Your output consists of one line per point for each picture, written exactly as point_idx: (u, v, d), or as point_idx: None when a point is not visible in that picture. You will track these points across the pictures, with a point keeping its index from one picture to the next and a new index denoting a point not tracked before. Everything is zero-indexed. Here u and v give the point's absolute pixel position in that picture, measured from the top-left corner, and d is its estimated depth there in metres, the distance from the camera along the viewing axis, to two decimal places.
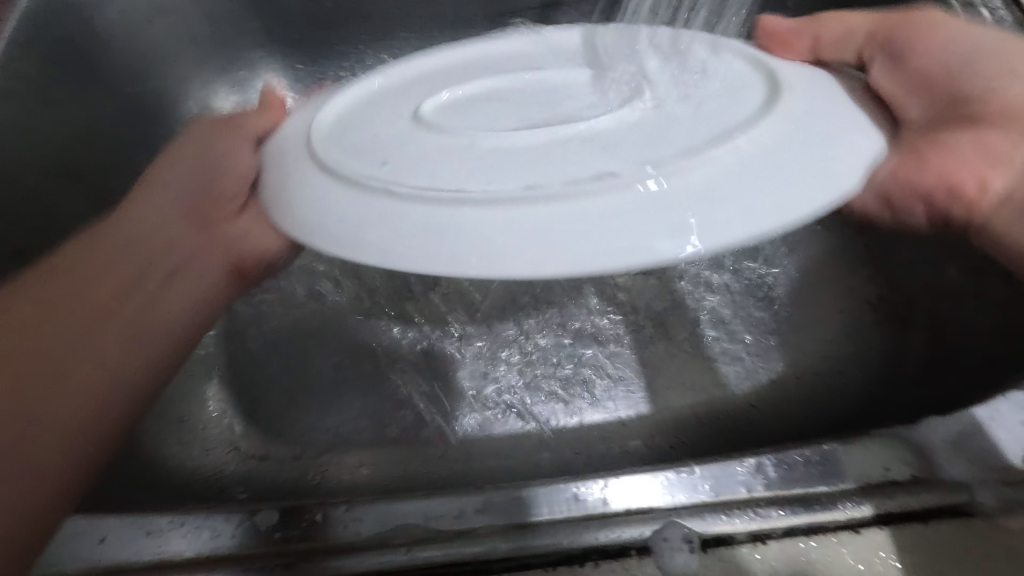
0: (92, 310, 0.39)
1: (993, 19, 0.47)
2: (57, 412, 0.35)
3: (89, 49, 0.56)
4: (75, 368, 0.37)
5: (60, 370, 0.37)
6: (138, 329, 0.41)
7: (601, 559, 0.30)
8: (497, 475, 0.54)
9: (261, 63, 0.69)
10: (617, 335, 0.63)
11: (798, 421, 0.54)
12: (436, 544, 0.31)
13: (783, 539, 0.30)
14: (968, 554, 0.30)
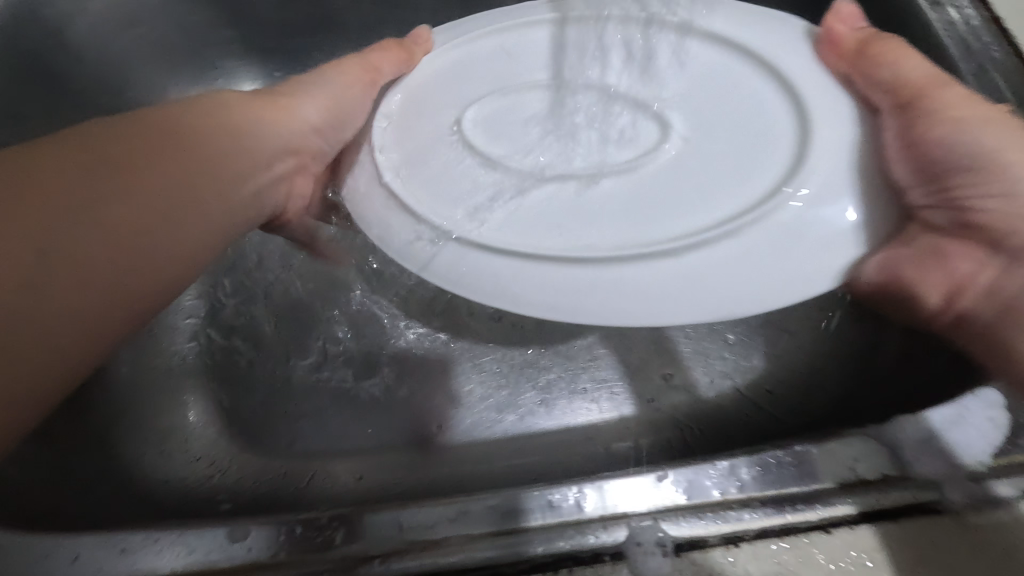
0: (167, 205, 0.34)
1: (959, 20, 0.47)
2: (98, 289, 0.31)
3: (60, 61, 0.55)
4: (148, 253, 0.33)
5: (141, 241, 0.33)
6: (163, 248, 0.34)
7: (575, 565, 0.30)
8: (482, 479, 0.54)
9: (237, 72, 0.69)
10: (601, 339, 0.63)
11: (780, 419, 0.55)
12: (411, 554, 0.31)
13: (756, 541, 0.31)
14: (936, 549, 0.30)
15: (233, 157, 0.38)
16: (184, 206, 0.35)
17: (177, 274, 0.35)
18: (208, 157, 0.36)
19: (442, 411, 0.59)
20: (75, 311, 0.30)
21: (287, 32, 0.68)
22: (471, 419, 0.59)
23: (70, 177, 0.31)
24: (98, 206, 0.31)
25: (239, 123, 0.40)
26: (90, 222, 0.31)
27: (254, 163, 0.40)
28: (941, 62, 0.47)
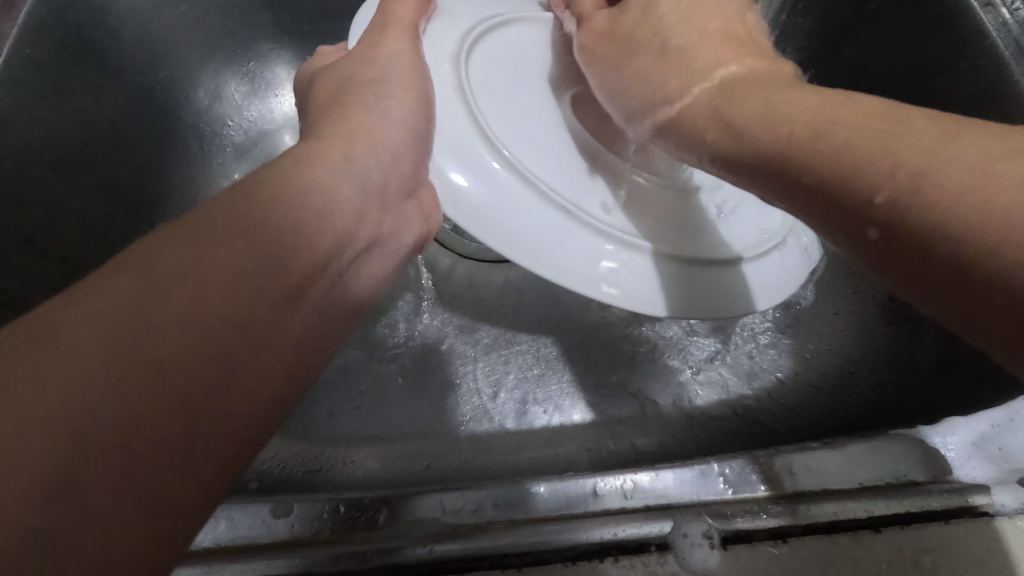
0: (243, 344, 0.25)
1: (1012, 20, 0.46)
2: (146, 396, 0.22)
3: (101, 36, 0.56)
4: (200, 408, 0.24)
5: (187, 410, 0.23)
6: (267, 356, 0.26)
7: (620, 555, 0.30)
8: (507, 470, 0.54)
9: (272, 55, 0.69)
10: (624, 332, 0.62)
11: (809, 421, 0.55)
12: (453, 538, 0.31)
13: (804, 537, 0.30)
14: (989, 554, 0.30)
15: (348, 199, 0.32)
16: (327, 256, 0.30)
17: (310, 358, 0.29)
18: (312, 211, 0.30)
19: (466, 402, 0.59)
20: (251, 376, 0.26)
21: (324, 17, 0.68)
22: (496, 410, 0.59)
23: (254, 273, 0.26)
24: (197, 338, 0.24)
25: (339, 159, 0.33)
26: (154, 341, 0.23)
27: (384, 198, 0.35)
28: (990, 63, 0.46)
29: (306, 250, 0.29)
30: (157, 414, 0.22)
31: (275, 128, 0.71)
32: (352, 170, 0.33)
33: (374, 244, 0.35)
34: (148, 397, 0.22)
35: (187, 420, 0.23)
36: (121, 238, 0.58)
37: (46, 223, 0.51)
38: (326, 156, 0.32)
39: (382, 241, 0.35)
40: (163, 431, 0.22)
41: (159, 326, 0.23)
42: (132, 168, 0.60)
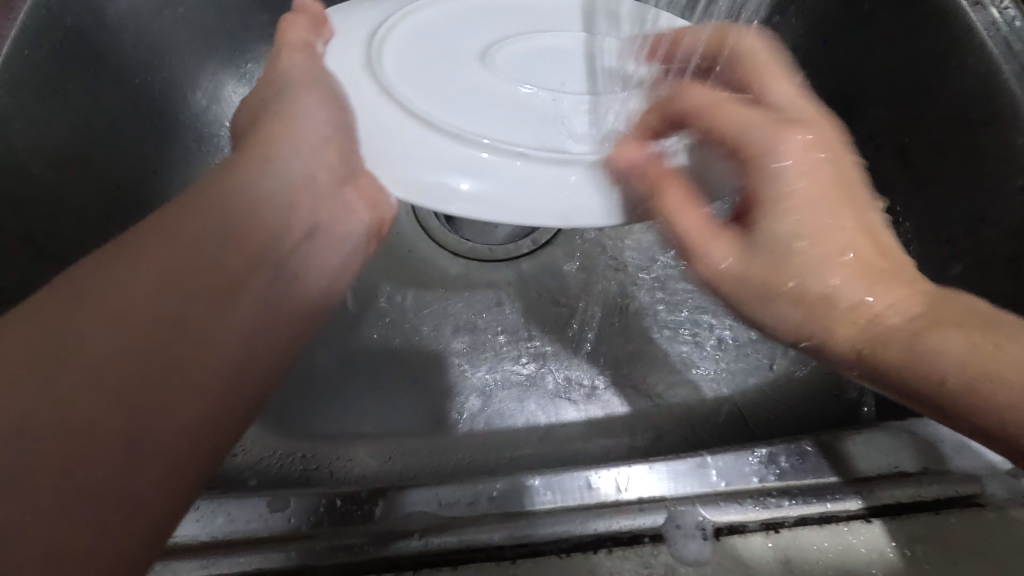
0: (183, 332, 0.29)
1: (1001, 19, 0.47)
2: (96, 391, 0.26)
3: (100, 38, 0.56)
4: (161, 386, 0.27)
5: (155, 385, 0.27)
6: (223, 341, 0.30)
7: (615, 546, 0.30)
8: (504, 466, 0.54)
9: (269, 57, 0.69)
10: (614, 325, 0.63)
11: (804, 418, 0.55)
12: (449, 530, 0.31)
13: (796, 529, 0.30)
14: (978, 543, 0.30)
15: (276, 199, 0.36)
16: (265, 254, 0.34)
17: (260, 341, 0.32)
18: (239, 212, 0.34)
19: (464, 400, 0.59)
20: (199, 366, 0.29)
21: None
22: (493, 407, 0.59)
23: (185, 278, 0.30)
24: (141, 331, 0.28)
25: (263, 164, 0.37)
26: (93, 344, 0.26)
27: (317, 197, 0.38)
28: (979, 61, 0.47)
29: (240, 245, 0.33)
30: (110, 411, 0.26)
31: None
32: (272, 168, 0.37)
33: (313, 237, 0.38)
34: (97, 392, 0.26)
35: (141, 410, 0.26)
36: None
37: (45, 223, 0.52)
38: (249, 159, 0.36)
39: (322, 228, 0.39)
40: (116, 419, 0.26)
41: (99, 334, 0.27)
42: (130, 169, 0.60)
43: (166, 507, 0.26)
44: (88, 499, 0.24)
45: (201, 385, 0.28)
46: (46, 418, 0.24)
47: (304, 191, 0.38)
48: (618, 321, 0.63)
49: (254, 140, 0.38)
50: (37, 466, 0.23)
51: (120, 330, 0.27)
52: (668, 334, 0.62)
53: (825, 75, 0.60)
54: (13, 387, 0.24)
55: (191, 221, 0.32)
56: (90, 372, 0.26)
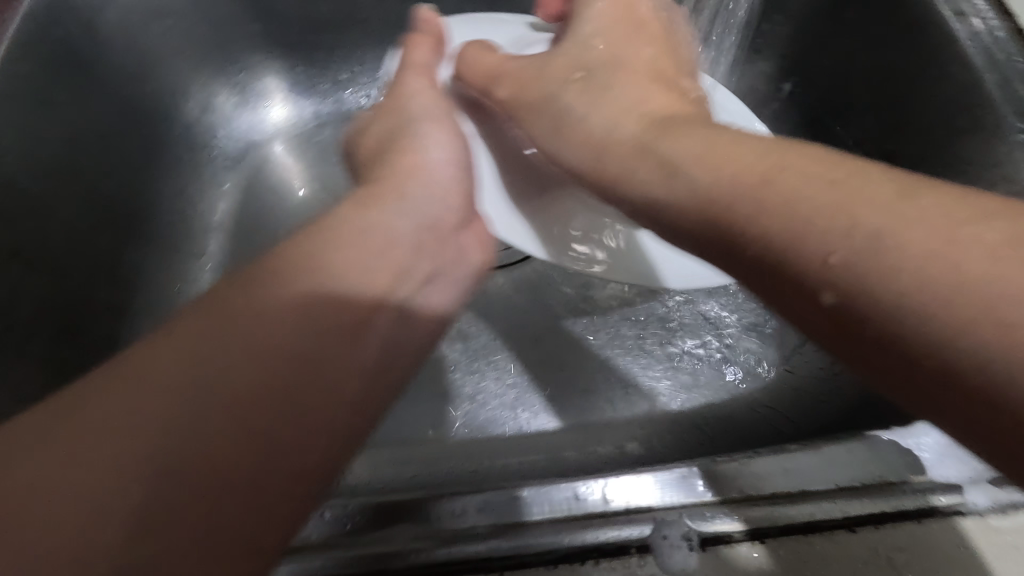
0: (282, 397, 0.29)
1: (983, 29, 0.47)
2: (185, 459, 0.26)
3: (90, 50, 0.56)
4: (253, 454, 0.27)
5: (246, 454, 0.27)
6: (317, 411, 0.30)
7: (601, 557, 0.30)
8: (496, 474, 0.54)
9: (260, 67, 0.70)
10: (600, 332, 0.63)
11: (793, 424, 0.55)
12: (438, 543, 0.32)
13: (781, 538, 0.31)
14: (959, 551, 0.30)
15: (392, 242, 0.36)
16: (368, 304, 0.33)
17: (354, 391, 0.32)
18: (354, 267, 0.33)
19: (456, 407, 0.59)
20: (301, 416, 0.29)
21: (312, 27, 0.68)
22: (485, 414, 0.59)
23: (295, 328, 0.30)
24: (242, 398, 0.28)
25: (387, 204, 0.37)
26: (190, 408, 0.27)
27: (437, 243, 0.38)
28: (960, 71, 0.48)
29: (352, 306, 0.32)
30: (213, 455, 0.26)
31: (265, 138, 0.72)
32: (402, 209, 0.37)
33: (431, 281, 0.38)
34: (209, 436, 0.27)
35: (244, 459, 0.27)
36: (111, 250, 0.58)
37: (36, 237, 0.52)
38: (383, 197, 0.37)
39: (436, 274, 0.39)
40: (221, 461, 0.26)
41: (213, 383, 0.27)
42: (122, 180, 0.60)
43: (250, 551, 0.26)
44: (199, 532, 0.25)
45: (291, 452, 0.28)
46: (138, 484, 0.25)
47: (426, 238, 0.38)
48: (608, 328, 0.63)
49: (381, 179, 0.39)
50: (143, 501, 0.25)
51: (216, 398, 0.27)
52: (657, 340, 0.63)
53: (812, 83, 0.61)
54: (104, 454, 0.25)
55: (298, 273, 0.31)
56: (189, 439, 0.26)
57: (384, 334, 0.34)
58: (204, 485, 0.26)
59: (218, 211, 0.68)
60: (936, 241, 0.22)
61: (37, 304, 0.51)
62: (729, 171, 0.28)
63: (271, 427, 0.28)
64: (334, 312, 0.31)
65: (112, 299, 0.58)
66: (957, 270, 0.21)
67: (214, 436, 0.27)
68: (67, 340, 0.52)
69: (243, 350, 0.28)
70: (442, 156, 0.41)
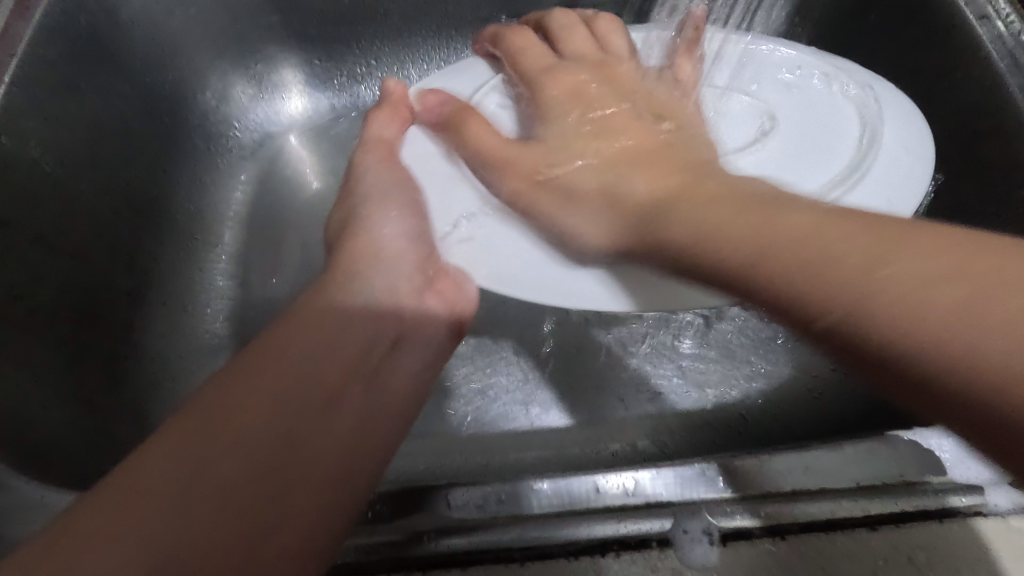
0: (295, 446, 0.31)
1: (1007, 33, 0.47)
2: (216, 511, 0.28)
3: (113, 38, 0.56)
4: (280, 505, 0.29)
5: (273, 504, 0.29)
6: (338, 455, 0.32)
7: (622, 550, 0.31)
8: (508, 469, 0.54)
9: (278, 58, 0.70)
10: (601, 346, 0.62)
11: (805, 426, 0.55)
12: (459, 532, 0.32)
13: (802, 535, 0.31)
14: (979, 552, 0.31)
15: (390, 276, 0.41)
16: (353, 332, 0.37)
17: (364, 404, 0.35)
18: (339, 324, 0.37)
19: (468, 402, 0.60)
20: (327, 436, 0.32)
21: (331, 20, 0.68)
22: (497, 409, 0.59)
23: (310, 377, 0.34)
24: (255, 446, 0.30)
25: (363, 272, 0.40)
26: (216, 463, 0.29)
27: (403, 292, 0.41)
28: (982, 75, 0.47)
29: (341, 359, 0.35)
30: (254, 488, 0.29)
31: (281, 130, 0.72)
32: (375, 278, 0.40)
33: (401, 346, 0.39)
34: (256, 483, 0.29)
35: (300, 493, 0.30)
36: (130, 237, 0.59)
37: (58, 222, 0.52)
38: (359, 264, 0.41)
39: (413, 336, 0.40)
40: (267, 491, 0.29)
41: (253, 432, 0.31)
42: (141, 168, 0.61)
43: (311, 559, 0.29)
44: (256, 552, 0.28)
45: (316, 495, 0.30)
46: (176, 541, 0.26)
47: (420, 289, 0.42)
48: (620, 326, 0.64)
49: (341, 254, 0.42)
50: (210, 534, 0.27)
51: (238, 454, 0.30)
52: (669, 339, 0.63)
53: None
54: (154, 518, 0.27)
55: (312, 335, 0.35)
56: (221, 495, 0.28)
57: (376, 385, 0.36)
58: (235, 536, 0.28)
59: (234, 201, 0.68)
60: (918, 275, 0.26)
61: (58, 289, 0.51)
62: (746, 244, 0.31)
63: (283, 474, 0.30)
64: (326, 364, 0.35)
65: (131, 286, 0.58)
66: (951, 318, 0.24)
67: (238, 491, 0.29)
68: (87, 325, 0.53)
69: (254, 407, 0.31)
70: (395, 233, 0.43)
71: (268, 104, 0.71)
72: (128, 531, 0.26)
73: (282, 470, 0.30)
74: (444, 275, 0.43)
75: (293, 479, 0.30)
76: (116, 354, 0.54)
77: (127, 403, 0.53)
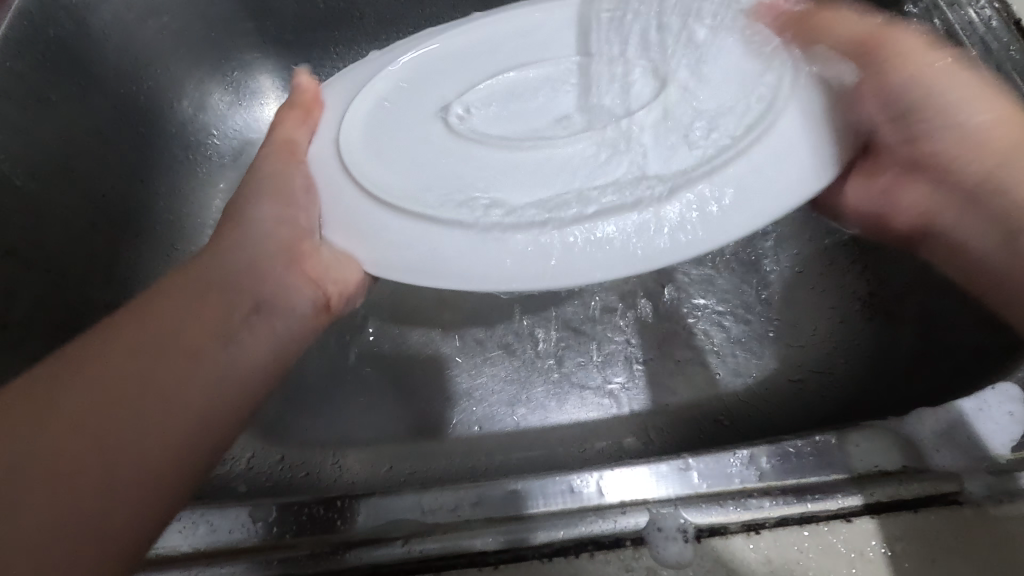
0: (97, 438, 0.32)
1: (978, 20, 0.48)
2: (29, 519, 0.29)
3: (85, 48, 0.56)
4: (66, 500, 0.30)
5: (64, 501, 0.30)
6: (153, 437, 0.33)
7: (597, 550, 0.30)
8: (494, 471, 0.54)
9: (255, 65, 0.70)
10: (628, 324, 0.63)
11: (791, 418, 0.55)
12: (431, 537, 0.31)
13: (776, 530, 0.31)
14: (956, 541, 0.30)
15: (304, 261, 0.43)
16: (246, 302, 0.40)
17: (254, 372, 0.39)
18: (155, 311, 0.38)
19: (452, 405, 0.59)
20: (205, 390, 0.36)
21: (307, 25, 0.68)
22: (482, 411, 0.59)
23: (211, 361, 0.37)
24: (45, 454, 0.30)
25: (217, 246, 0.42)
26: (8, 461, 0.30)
27: (255, 276, 0.41)
28: None
29: (151, 343, 0.36)
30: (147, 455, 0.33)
31: (260, 137, 0.71)
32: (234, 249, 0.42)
33: (255, 314, 0.40)
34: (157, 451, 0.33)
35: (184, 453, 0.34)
36: (106, 248, 0.58)
37: (31, 234, 0.51)
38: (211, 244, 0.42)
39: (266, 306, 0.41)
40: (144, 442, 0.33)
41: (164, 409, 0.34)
42: (118, 178, 0.60)
43: (170, 505, 0.33)
44: (73, 540, 0.29)
45: (113, 482, 0.31)
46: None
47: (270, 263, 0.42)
48: (606, 325, 0.63)
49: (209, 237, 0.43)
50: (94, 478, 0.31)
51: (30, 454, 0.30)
52: (653, 336, 0.62)
53: None
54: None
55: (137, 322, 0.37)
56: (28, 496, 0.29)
57: (206, 364, 0.36)
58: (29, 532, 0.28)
59: (214, 208, 0.68)
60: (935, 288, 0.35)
61: (32, 302, 0.50)
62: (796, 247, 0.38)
63: (70, 469, 0.30)
64: (145, 346, 0.36)
65: (109, 297, 0.58)
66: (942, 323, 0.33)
67: (26, 476, 0.30)
68: (63, 338, 0.52)
69: (71, 404, 0.32)
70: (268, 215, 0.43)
71: (247, 108, 0.71)
72: None
73: (88, 456, 0.31)
74: (302, 243, 0.42)
75: (176, 429, 0.34)
76: None
77: None
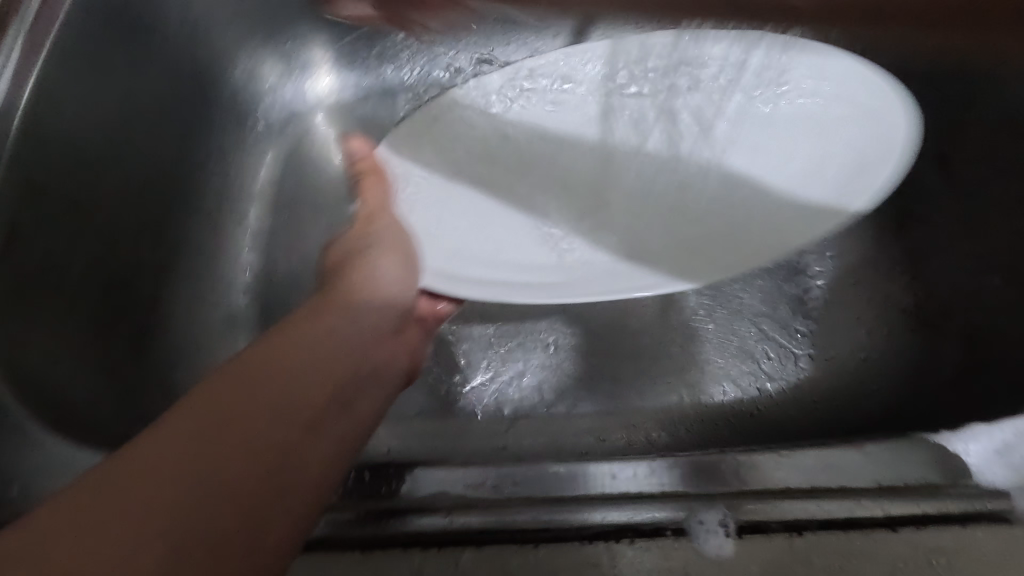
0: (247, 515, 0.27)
1: None
2: (212, 506, 0.26)
3: (149, 13, 0.57)
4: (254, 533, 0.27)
5: (234, 538, 0.27)
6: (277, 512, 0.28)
7: (637, 537, 0.30)
8: (521, 454, 0.55)
9: (308, 36, 0.70)
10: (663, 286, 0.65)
11: (826, 429, 0.55)
12: (474, 510, 0.32)
13: (819, 532, 0.30)
14: (1007, 561, 0.30)
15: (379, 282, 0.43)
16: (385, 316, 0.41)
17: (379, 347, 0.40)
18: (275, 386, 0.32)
19: (473, 389, 0.60)
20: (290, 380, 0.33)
21: None
22: (511, 395, 0.60)
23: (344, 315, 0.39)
24: (249, 465, 0.28)
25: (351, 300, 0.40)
26: (203, 469, 0.27)
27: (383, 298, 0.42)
28: None
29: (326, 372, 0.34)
30: (180, 476, 0.27)
31: (309, 109, 0.73)
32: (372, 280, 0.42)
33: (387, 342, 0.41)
34: (235, 483, 0.28)
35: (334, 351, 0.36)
36: (158, 205, 0.59)
37: (92, 190, 0.53)
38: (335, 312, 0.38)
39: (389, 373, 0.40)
40: (209, 476, 0.27)
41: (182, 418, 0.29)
42: (170, 140, 0.61)
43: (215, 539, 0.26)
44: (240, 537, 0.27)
45: (202, 503, 0.26)
46: (175, 535, 0.25)
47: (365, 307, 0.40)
48: (644, 318, 0.63)
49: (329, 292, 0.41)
50: (223, 506, 0.27)
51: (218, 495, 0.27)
52: (688, 336, 0.62)
53: None
54: (203, 481, 0.27)
55: (223, 416, 0.29)
56: (203, 533, 0.26)
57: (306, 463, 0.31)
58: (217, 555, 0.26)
59: (260, 176, 0.69)
60: None
61: (90, 255, 0.51)
62: None
63: (249, 526, 0.27)
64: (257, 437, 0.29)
65: (161, 256, 0.58)
66: None
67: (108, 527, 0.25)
68: (97, 281, 0.52)
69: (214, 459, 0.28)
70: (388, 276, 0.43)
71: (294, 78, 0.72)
72: (185, 498, 0.26)
73: (244, 507, 0.27)
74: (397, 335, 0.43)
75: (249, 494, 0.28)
76: (139, 324, 0.54)
77: (150, 371, 0.52)
